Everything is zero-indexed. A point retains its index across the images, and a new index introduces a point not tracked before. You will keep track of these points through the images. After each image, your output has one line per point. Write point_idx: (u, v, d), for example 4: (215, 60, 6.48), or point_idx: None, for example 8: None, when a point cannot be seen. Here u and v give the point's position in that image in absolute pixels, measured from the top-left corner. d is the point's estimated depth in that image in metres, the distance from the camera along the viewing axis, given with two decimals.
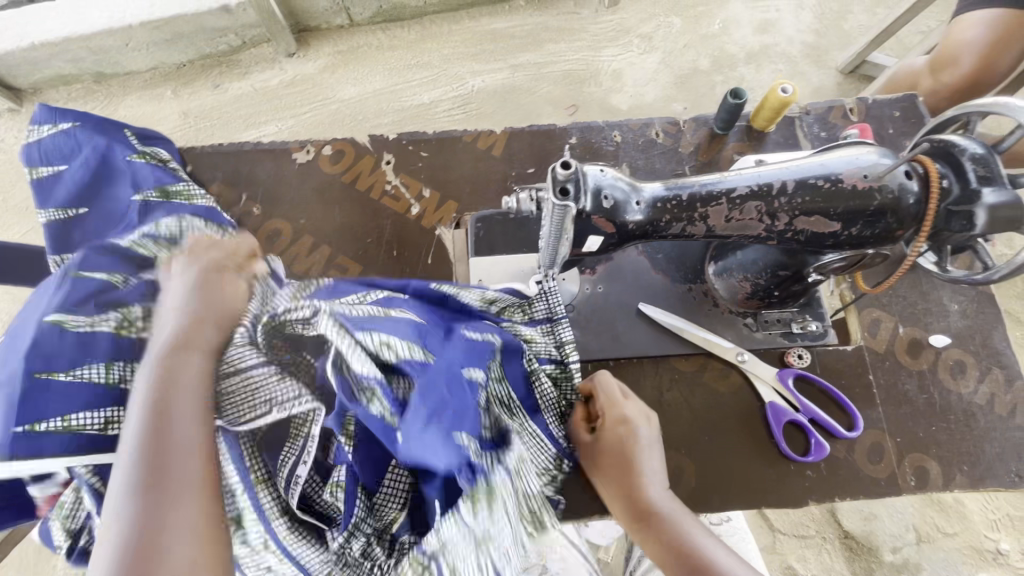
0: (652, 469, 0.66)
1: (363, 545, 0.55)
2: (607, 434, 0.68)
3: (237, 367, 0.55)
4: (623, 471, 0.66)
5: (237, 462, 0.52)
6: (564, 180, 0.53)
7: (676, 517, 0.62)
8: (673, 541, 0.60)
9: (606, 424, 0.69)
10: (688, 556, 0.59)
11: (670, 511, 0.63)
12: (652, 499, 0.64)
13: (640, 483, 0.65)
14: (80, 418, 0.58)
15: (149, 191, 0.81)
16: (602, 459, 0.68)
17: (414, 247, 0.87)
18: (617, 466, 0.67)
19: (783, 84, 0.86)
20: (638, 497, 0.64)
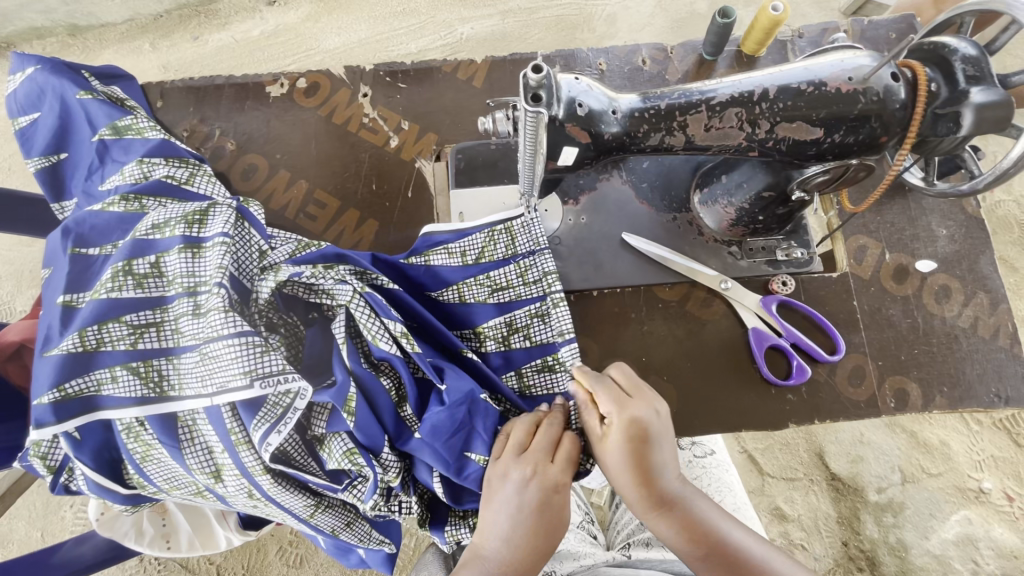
0: (665, 462, 0.57)
1: (375, 503, 0.67)
2: (618, 447, 0.57)
3: (219, 334, 0.62)
4: (638, 475, 0.56)
5: (221, 428, 0.64)
6: (535, 85, 0.51)
7: (690, 505, 0.58)
8: (687, 523, 0.58)
9: (616, 434, 0.56)
10: (703, 537, 0.58)
11: (685, 495, 0.58)
12: (668, 493, 0.57)
13: (658, 480, 0.57)
14: (74, 385, 0.64)
15: (103, 129, 0.79)
16: (613, 462, 0.57)
17: (394, 180, 0.86)
18: (628, 471, 0.56)
19: (774, 3, 0.82)
20: (652, 494, 0.57)
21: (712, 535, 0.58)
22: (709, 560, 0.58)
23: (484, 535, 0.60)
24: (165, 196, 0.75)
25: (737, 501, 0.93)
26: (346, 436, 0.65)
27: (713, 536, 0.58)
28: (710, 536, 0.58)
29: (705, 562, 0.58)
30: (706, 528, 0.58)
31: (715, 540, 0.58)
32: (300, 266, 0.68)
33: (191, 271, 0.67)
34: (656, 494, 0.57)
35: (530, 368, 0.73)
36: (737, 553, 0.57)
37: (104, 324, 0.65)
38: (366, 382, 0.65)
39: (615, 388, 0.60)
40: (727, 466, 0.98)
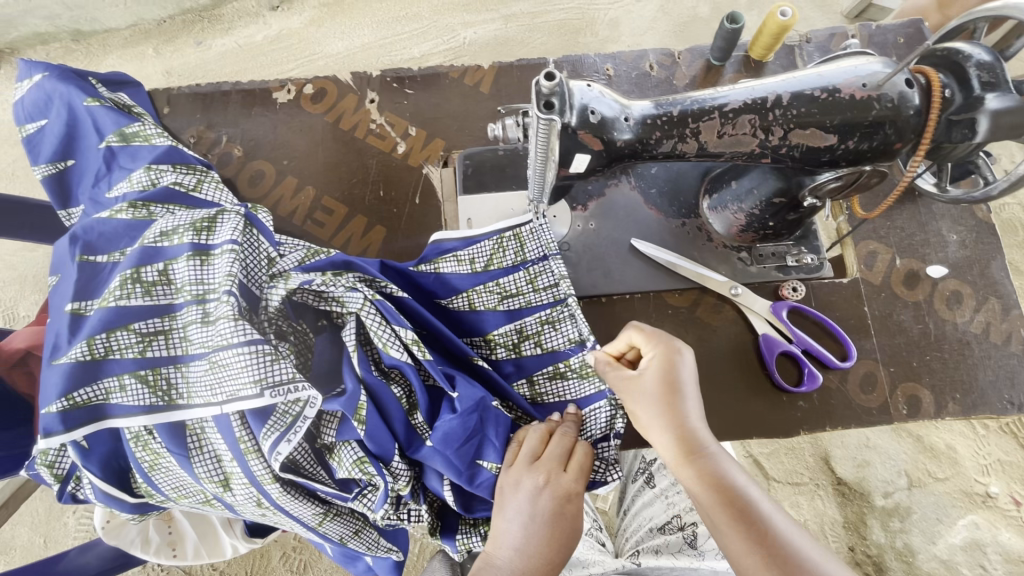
0: (696, 405, 0.56)
1: (385, 512, 0.66)
2: (650, 375, 0.57)
3: (228, 342, 0.62)
4: (668, 403, 0.55)
5: (230, 436, 0.63)
6: (548, 93, 0.51)
7: (719, 458, 0.54)
8: (715, 479, 0.52)
9: (652, 361, 0.57)
10: (731, 497, 0.51)
11: (715, 450, 0.54)
12: (695, 435, 0.54)
13: (687, 418, 0.55)
14: (83, 394, 0.63)
15: (110, 136, 0.79)
16: (644, 389, 0.56)
17: (401, 186, 0.85)
18: (659, 396, 0.56)
19: (782, 8, 0.82)
20: (679, 429, 0.54)
21: (742, 497, 0.51)
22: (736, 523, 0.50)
23: (497, 541, 0.59)
24: (173, 203, 0.75)
25: None
26: (356, 444, 0.64)
27: (742, 499, 0.51)
28: (740, 498, 0.51)
29: (733, 526, 0.50)
30: (735, 488, 0.52)
31: (746, 502, 0.51)
32: (310, 274, 0.67)
33: (200, 279, 0.66)
34: (685, 432, 0.54)
35: (541, 375, 0.73)
36: (768, 522, 0.50)
37: (112, 332, 0.64)
38: (377, 389, 0.64)
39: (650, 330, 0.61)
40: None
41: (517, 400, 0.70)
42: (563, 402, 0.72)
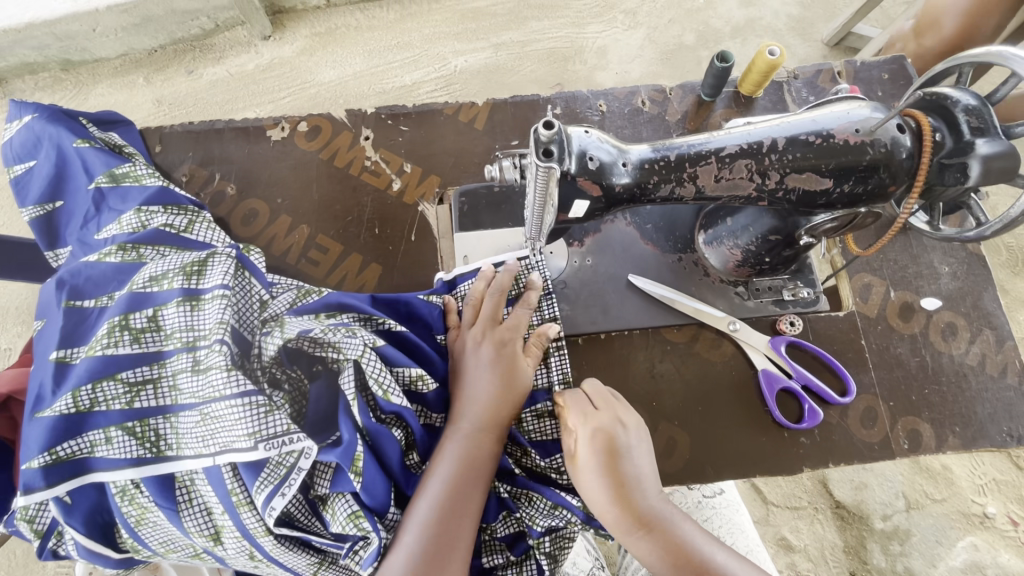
0: (640, 470, 0.61)
1: None
2: (587, 448, 0.61)
3: (222, 393, 0.60)
4: (614, 477, 0.60)
5: (221, 489, 0.61)
6: (547, 141, 0.51)
7: (669, 518, 0.60)
8: (668, 539, 0.59)
9: (585, 444, 0.61)
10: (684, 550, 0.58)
11: (664, 515, 0.60)
12: (639, 505, 0.60)
13: (633, 487, 0.60)
14: (66, 448, 0.61)
15: (99, 177, 0.78)
16: (590, 467, 0.61)
17: (397, 223, 0.85)
18: (604, 472, 0.60)
19: (771, 47, 0.83)
20: (629, 500, 0.60)
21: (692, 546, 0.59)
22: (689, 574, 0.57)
23: (426, 539, 0.59)
24: (163, 244, 0.73)
25: (749, 543, 0.92)
26: (351, 497, 0.62)
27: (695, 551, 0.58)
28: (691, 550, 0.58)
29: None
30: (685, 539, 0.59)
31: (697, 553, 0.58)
32: (305, 320, 0.66)
33: (191, 325, 0.65)
34: (637, 501, 0.60)
35: (530, 412, 0.73)
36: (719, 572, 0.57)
37: (98, 383, 0.63)
38: (376, 435, 0.63)
39: (586, 401, 0.65)
40: (738, 506, 0.96)
41: (513, 438, 0.71)
42: (555, 441, 0.72)
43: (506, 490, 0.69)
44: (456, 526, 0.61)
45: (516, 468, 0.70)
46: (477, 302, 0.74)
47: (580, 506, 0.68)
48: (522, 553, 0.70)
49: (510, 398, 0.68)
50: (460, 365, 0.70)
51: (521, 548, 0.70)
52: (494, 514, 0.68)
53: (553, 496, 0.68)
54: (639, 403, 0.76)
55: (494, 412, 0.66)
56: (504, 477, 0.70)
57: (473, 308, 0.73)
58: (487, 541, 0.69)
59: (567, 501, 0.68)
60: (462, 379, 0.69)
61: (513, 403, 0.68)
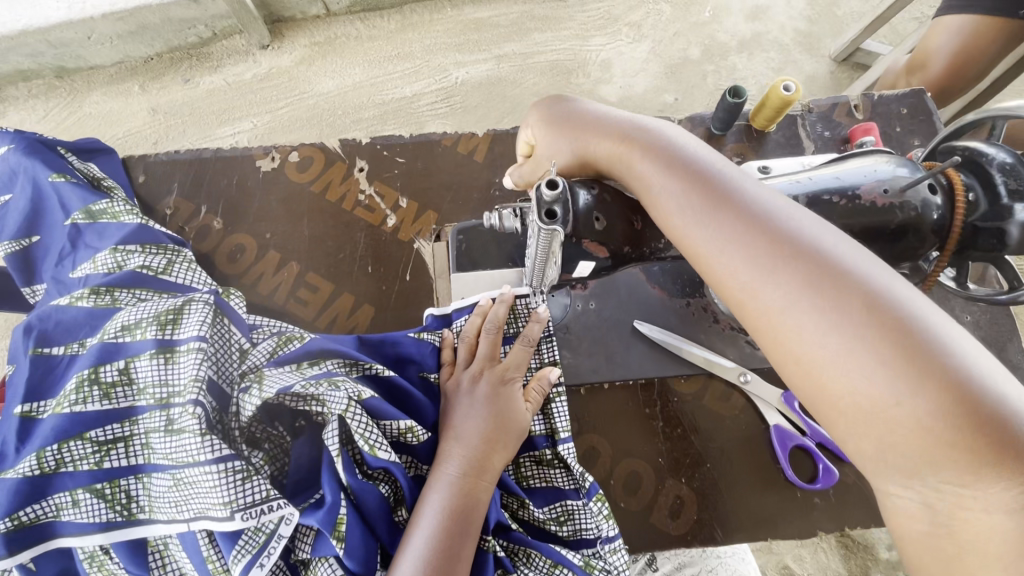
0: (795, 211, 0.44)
1: None
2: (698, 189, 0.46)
3: (193, 459, 0.56)
4: (777, 250, 0.41)
5: (195, 557, 0.59)
6: (551, 201, 0.46)
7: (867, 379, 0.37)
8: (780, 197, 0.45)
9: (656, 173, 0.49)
10: (880, 392, 0.36)
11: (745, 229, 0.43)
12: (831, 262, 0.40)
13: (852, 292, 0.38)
14: (29, 512, 0.59)
15: (76, 213, 0.74)
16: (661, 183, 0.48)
17: (391, 260, 0.81)
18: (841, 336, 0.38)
19: (786, 82, 0.79)
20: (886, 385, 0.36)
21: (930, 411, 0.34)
22: (928, 523, 0.36)
23: None
24: (140, 287, 0.69)
25: None
26: (334, 561, 0.58)
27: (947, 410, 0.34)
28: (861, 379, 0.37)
29: (813, 375, 0.39)
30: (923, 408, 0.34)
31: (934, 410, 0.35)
32: (286, 374, 0.61)
33: (164, 380, 0.61)
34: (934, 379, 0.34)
35: (527, 459, 0.69)
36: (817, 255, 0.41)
37: (64, 443, 0.60)
38: (359, 494, 0.59)
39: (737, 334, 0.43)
40: (742, 554, 0.92)
41: (508, 487, 0.66)
42: (554, 489, 0.67)
43: (500, 546, 0.63)
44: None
45: (511, 521, 0.65)
46: (472, 341, 0.70)
47: (580, 565, 0.62)
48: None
49: (502, 443, 0.63)
50: (452, 407, 0.66)
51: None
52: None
53: (553, 552, 0.62)
54: (643, 459, 0.72)
55: (483, 457, 0.62)
56: (498, 532, 0.64)
57: (468, 347, 0.70)
58: None
59: (567, 559, 0.62)
60: (453, 421, 0.65)
61: (507, 446, 0.64)
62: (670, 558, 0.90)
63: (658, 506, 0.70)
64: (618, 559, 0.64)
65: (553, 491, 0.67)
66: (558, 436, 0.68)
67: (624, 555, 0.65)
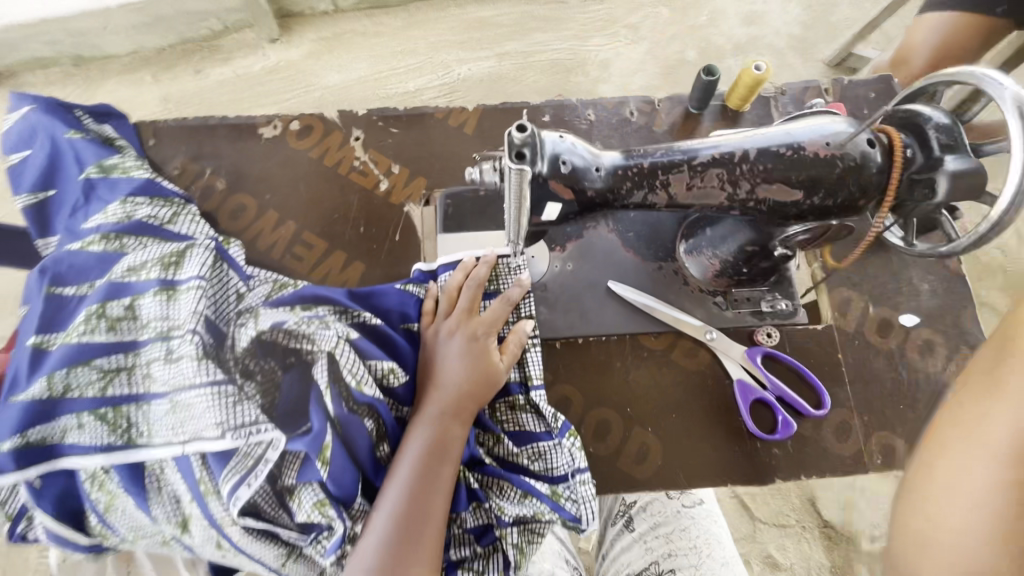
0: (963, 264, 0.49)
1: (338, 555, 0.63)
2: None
3: (189, 382, 0.62)
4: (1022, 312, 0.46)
5: (189, 478, 0.62)
6: (520, 143, 0.52)
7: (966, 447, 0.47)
8: None
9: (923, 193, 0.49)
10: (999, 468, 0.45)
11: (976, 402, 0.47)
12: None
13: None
14: (38, 432, 0.63)
15: (89, 168, 0.79)
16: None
17: (383, 223, 0.86)
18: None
19: (756, 62, 0.84)
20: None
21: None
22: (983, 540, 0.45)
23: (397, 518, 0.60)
24: (147, 235, 0.75)
25: (727, 554, 0.88)
26: (317, 486, 0.62)
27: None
28: (1005, 437, 0.46)
29: (976, 422, 0.48)
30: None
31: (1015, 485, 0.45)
32: (281, 313, 0.67)
33: (166, 315, 0.66)
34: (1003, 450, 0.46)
35: (502, 404, 0.74)
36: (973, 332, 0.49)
37: (72, 369, 0.64)
38: (345, 425, 0.63)
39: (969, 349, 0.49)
40: (716, 516, 0.94)
41: (483, 426, 0.72)
42: (526, 431, 0.72)
43: (475, 479, 0.69)
44: (427, 501, 0.61)
45: (485, 457, 0.70)
46: (454, 293, 0.75)
47: (547, 493, 0.68)
48: (489, 546, 0.69)
49: (481, 383, 0.68)
50: (433, 351, 0.71)
51: (489, 543, 0.69)
52: (464, 505, 0.67)
53: (523, 484, 0.68)
54: (613, 410, 0.76)
55: (462, 394, 0.67)
56: (473, 466, 0.70)
57: (449, 299, 0.75)
58: (457, 534, 0.68)
59: (537, 489, 0.68)
60: (434, 364, 0.70)
61: (486, 386, 0.69)
62: (646, 518, 0.94)
63: (625, 452, 0.74)
64: (586, 491, 0.69)
65: (525, 434, 0.72)
66: (531, 383, 0.73)
67: (591, 488, 0.69)
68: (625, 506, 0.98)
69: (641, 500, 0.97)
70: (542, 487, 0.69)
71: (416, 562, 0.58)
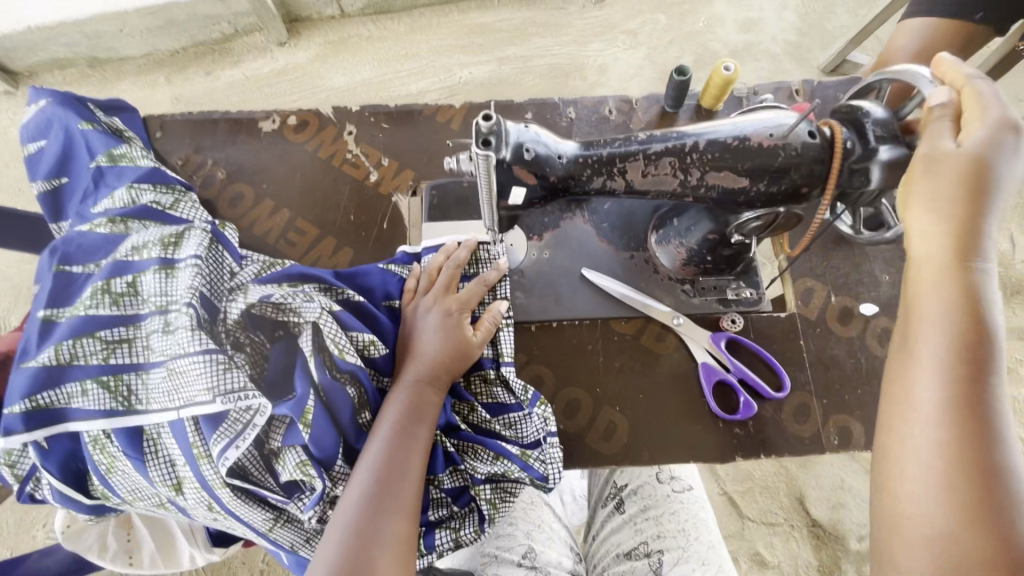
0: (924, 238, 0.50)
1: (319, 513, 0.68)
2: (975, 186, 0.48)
3: (183, 351, 0.66)
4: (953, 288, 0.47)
5: (183, 441, 0.67)
6: (486, 131, 0.56)
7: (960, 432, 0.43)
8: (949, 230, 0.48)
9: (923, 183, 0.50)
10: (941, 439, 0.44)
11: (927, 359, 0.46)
12: (979, 285, 0.46)
13: (978, 328, 0.45)
14: (46, 397, 0.68)
15: (100, 157, 0.85)
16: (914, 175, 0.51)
17: (372, 212, 0.91)
18: (942, 367, 0.45)
19: (726, 63, 0.89)
20: (962, 407, 0.44)
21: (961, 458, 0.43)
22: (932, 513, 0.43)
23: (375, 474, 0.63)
24: (150, 219, 0.81)
25: (712, 537, 0.85)
26: (301, 449, 0.66)
27: (976, 482, 0.42)
28: (947, 398, 0.44)
29: (911, 392, 0.46)
30: (971, 450, 0.43)
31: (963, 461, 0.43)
32: (268, 288, 0.72)
33: (164, 291, 0.71)
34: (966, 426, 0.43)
35: (476, 377, 0.79)
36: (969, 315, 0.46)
37: (78, 340, 0.70)
38: (328, 391, 0.68)
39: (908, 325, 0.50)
40: (705, 503, 0.91)
41: (459, 395, 0.77)
42: (498, 402, 0.77)
43: (451, 444, 0.73)
44: (405, 458, 0.65)
45: (461, 423, 0.75)
46: (434, 272, 0.80)
47: (518, 454, 0.73)
48: (465, 505, 0.74)
49: (457, 353, 0.73)
50: (411, 325, 0.76)
51: (466, 501, 0.74)
52: (442, 467, 0.71)
53: (495, 446, 0.73)
54: (583, 389, 0.80)
55: (437, 362, 0.72)
56: (450, 432, 0.74)
57: (429, 277, 0.80)
58: (434, 496, 0.73)
59: (507, 450, 0.72)
60: (413, 335, 0.75)
61: (461, 355, 0.73)
62: (636, 501, 0.92)
63: (593, 429, 0.78)
64: (555, 452, 0.74)
65: (496, 405, 0.77)
66: (502, 359, 0.78)
67: (559, 450, 0.74)
68: (616, 488, 0.96)
69: (633, 484, 0.95)
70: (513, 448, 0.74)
71: (396, 515, 0.61)
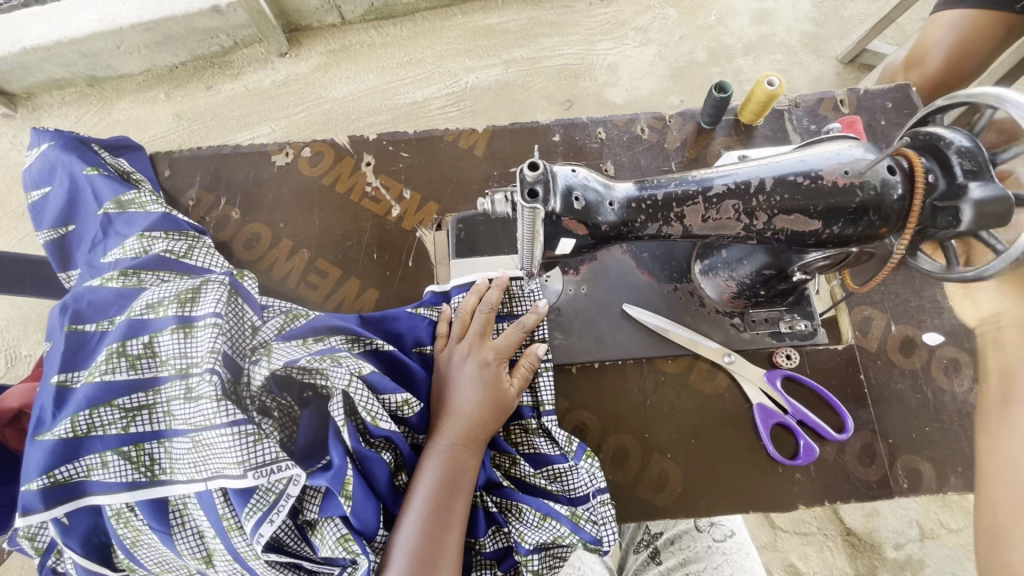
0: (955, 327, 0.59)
1: None
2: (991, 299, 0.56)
3: (212, 422, 0.62)
4: None
5: (212, 514, 0.63)
6: (532, 181, 0.51)
7: None
8: None
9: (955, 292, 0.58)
10: None
11: None
12: None
13: None
14: (63, 472, 0.64)
15: (107, 204, 0.81)
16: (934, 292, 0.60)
17: (395, 249, 0.86)
18: None
19: (770, 77, 0.83)
20: None
21: None
22: None
23: (411, 555, 0.60)
24: (164, 270, 0.76)
25: None
26: (339, 521, 0.62)
27: None
28: None
29: None
30: None
31: None
32: (293, 348, 0.67)
33: (184, 352, 0.66)
34: None
35: (516, 426, 0.74)
36: None
37: (95, 409, 0.65)
38: (365, 459, 0.64)
39: None
40: (750, 550, 0.87)
41: (500, 448, 0.72)
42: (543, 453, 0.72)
43: (493, 503, 0.68)
44: (438, 537, 0.61)
45: (502, 479, 0.69)
46: (466, 318, 0.75)
47: (567, 515, 0.67)
48: (510, 569, 0.70)
49: (493, 412, 0.68)
50: (444, 378, 0.71)
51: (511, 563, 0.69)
52: (483, 530, 0.67)
53: (541, 506, 0.67)
54: (630, 436, 0.75)
55: (473, 425, 0.67)
56: (490, 489, 0.69)
57: (462, 323, 0.74)
58: (477, 558, 0.69)
59: (555, 511, 0.67)
60: (446, 390, 0.70)
61: (498, 414, 0.68)
62: (674, 553, 0.87)
63: (642, 480, 0.73)
64: (606, 511, 0.69)
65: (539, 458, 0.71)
66: (543, 408, 0.74)
67: (611, 507, 0.70)
68: (650, 535, 0.91)
69: (669, 532, 0.89)
70: (560, 508, 0.68)
71: None
